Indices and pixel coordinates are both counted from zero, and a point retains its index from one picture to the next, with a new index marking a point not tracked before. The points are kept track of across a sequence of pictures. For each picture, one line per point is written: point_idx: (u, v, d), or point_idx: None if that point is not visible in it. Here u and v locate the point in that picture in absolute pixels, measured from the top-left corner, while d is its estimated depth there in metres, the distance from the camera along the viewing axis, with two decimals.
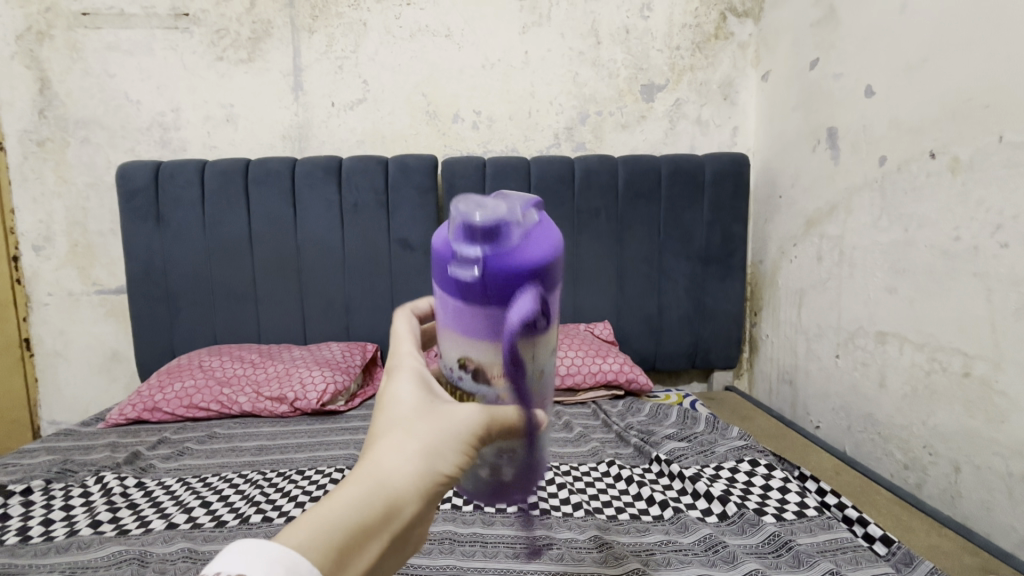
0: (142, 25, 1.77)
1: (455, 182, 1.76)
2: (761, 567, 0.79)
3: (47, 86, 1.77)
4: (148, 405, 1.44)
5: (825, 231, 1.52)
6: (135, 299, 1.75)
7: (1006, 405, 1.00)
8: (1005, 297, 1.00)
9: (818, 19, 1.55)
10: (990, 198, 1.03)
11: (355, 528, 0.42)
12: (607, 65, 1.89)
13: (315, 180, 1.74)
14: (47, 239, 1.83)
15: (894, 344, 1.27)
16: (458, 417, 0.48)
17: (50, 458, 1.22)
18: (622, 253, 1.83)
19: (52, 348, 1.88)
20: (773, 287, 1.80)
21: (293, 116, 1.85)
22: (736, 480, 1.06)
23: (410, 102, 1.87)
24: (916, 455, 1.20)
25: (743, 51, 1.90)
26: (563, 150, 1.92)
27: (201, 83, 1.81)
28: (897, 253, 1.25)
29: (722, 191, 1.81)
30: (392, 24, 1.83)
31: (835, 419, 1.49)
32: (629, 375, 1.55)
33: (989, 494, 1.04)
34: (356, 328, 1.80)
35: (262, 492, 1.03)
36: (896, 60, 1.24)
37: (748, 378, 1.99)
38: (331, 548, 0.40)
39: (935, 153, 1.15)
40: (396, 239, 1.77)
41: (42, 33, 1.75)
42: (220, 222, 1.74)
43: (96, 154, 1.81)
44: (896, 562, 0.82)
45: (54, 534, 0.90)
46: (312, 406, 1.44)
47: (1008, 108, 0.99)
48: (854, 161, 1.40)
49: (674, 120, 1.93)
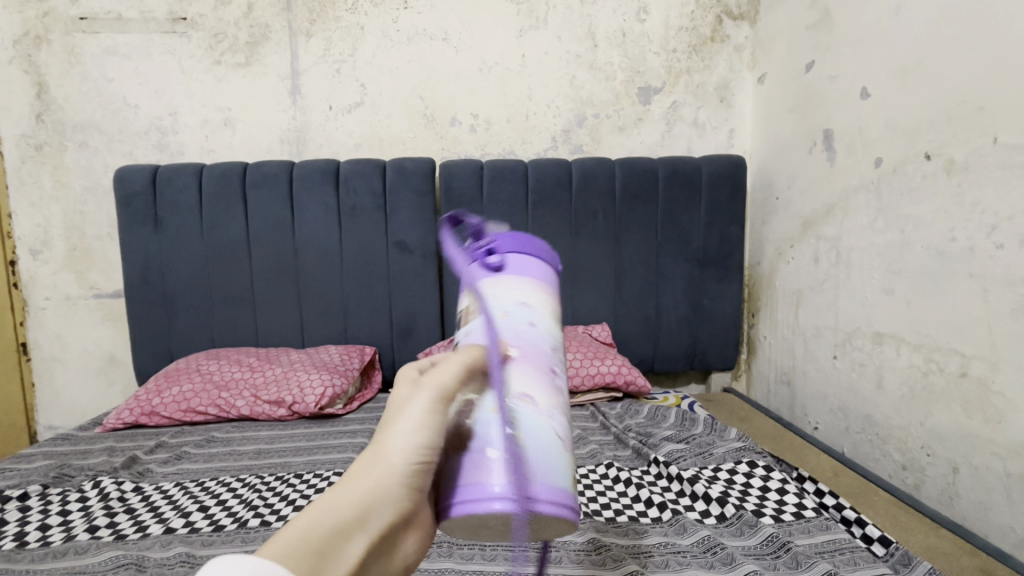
0: (140, 30, 1.78)
1: (453, 183, 1.77)
2: (759, 568, 0.79)
3: (44, 91, 1.77)
4: (146, 410, 1.44)
5: (821, 233, 1.53)
6: (133, 303, 1.75)
7: (1003, 405, 1.00)
8: (1000, 298, 1.00)
9: (813, 22, 1.55)
10: (985, 199, 1.03)
11: (331, 529, 0.37)
12: (604, 68, 1.89)
13: (313, 183, 1.74)
14: (45, 244, 1.82)
15: (892, 345, 1.27)
16: (414, 402, 0.45)
17: (46, 462, 1.22)
18: (620, 254, 1.83)
19: (50, 353, 1.87)
20: (770, 289, 1.80)
21: (290, 120, 1.85)
22: (734, 482, 1.06)
23: (407, 106, 1.87)
24: (914, 456, 1.21)
25: (739, 54, 1.91)
26: (560, 152, 1.93)
27: (198, 87, 1.82)
28: (894, 254, 1.25)
29: (719, 193, 1.82)
30: (389, 27, 1.84)
31: (833, 420, 1.49)
32: (627, 377, 1.55)
33: (987, 494, 1.04)
34: (354, 331, 1.80)
35: (260, 495, 1.02)
36: (892, 61, 1.25)
37: (746, 380, 1.99)
38: (307, 554, 0.35)
39: (930, 155, 1.16)
40: (394, 241, 1.77)
41: (39, 38, 1.75)
42: (218, 225, 1.74)
43: (93, 158, 1.81)
44: (895, 563, 0.82)
45: (51, 539, 0.90)
46: (310, 409, 1.44)
47: (1001, 110, 1.00)
48: (850, 163, 1.40)
49: (671, 122, 1.93)
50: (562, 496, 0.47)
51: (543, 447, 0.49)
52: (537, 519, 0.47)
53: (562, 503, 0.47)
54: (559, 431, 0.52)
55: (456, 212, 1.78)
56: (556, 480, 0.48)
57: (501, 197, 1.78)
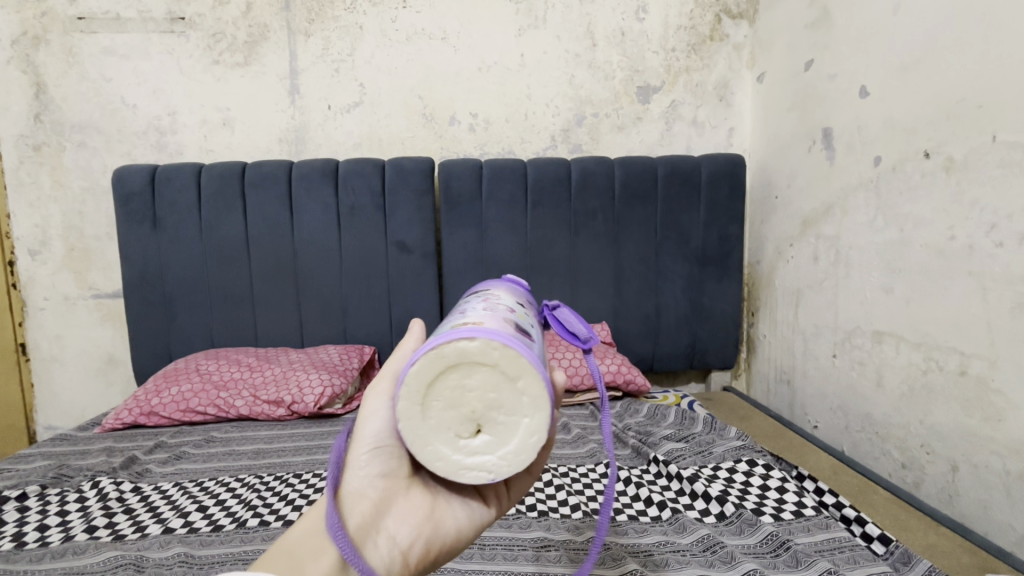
0: (138, 29, 1.77)
1: (452, 183, 1.76)
2: (759, 567, 0.79)
3: (43, 91, 1.77)
4: (145, 410, 1.43)
5: (821, 232, 1.53)
6: (132, 303, 1.74)
7: (1003, 404, 1.00)
8: (1000, 296, 1.00)
9: (812, 21, 1.55)
10: (985, 198, 1.03)
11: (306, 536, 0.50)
12: (603, 67, 1.89)
13: (312, 183, 1.74)
14: (43, 244, 1.82)
15: (891, 344, 1.27)
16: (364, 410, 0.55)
17: (45, 463, 1.22)
18: (620, 253, 1.83)
19: (48, 353, 1.87)
20: (770, 288, 1.80)
21: (289, 120, 1.85)
22: (734, 481, 1.06)
23: (406, 105, 1.87)
24: (914, 454, 1.21)
25: (738, 53, 1.91)
26: (559, 152, 1.93)
27: (197, 87, 1.81)
28: (893, 252, 1.25)
29: (718, 192, 1.82)
30: (388, 27, 1.83)
31: (832, 419, 1.49)
32: (627, 376, 1.55)
33: (987, 493, 1.04)
34: (353, 331, 1.80)
35: (259, 495, 1.02)
36: (891, 59, 1.25)
37: (746, 379, 1.99)
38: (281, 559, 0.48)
39: (929, 153, 1.16)
40: (393, 241, 1.77)
41: (37, 38, 1.75)
42: (217, 225, 1.73)
43: (92, 158, 1.81)
44: (895, 561, 0.82)
45: (49, 540, 0.89)
46: (309, 409, 1.44)
47: (1000, 108, 1.00)
48: (849, 161, 1.40)
49: (670, 121, 1.93)
50: (437, 336, 0.48)
51: (436, 329, 0.52)
52: (438, 382, 0.46)
53: (453, 331, 0.47)
54: (453, 319, 0.54)
55: (455, 211, 1.78)
56: (444, 330, 0.49)
57: (500, 196, 1.78)
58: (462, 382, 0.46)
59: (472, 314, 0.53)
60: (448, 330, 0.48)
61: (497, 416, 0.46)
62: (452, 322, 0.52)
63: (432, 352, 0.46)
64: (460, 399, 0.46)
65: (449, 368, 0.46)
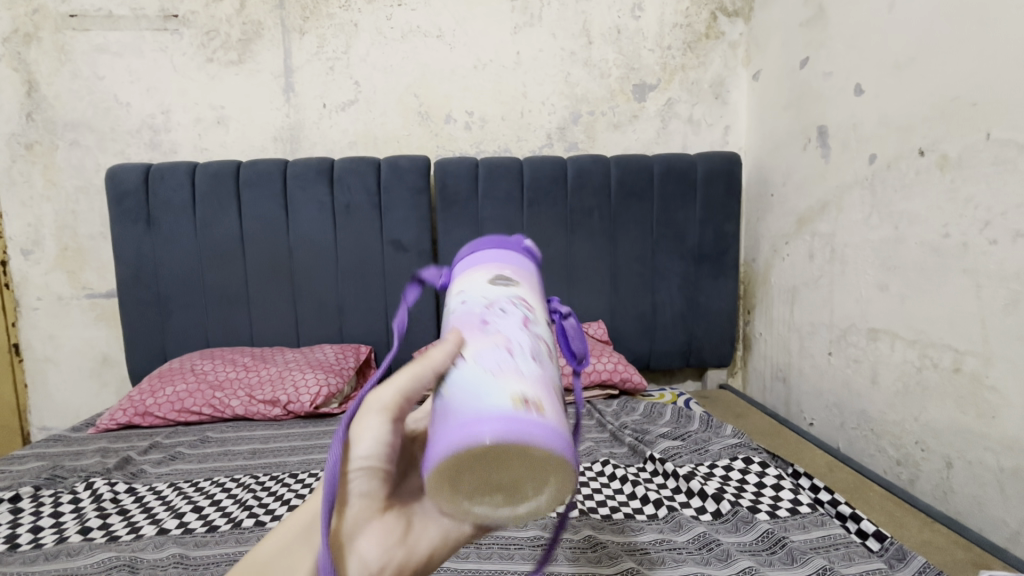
0: (131, 27, 1.76)
1: (448, 181, 1.76)
2: (755, 564, 0.79)
3: (35, 89, 1.75)
4: (139, 410, 1.43)
5: (816, 229, 1.53)
6: (126, 303, 1.73)
7: (997, 400, 1.01)
8: (994, 293, 1.01)
9: (807, 19, 1.55)
10: (979, 195, 1.04)
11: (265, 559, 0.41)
12: (599, 65, 1.89)
13: (307, 182, 1.73)
14: (36, 243, 1.81)
15: (886, 341, 1.27)
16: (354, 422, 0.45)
17: (39, 463, 1.21)
18: (616, 251, 1.83)
19: (42, 353, 1.86)
20: (766, 285, 1.81)
21: (284, 118, 1.84)
22: (730, 479, 1.06)
23: (402, 103, 1.86)
24: (908, 451, 1.21)
25: (733, 51, 1.91)
26: (555, 150, 1.92)
27: (191, 85, 1.80)
28: (888, 250, 1.26)
29: (714, 190, 1.82)
30: (383, 24, 1.83)
31: (828, 416, 1.50)
32: (623, 374, 1.55)
33: (980, 489, 1.04)
34: (349, 330, 1.79)
35: (255, 496, 1.02)
36: (885, 57, 1.25)
37: (742, 376, 1.99)
38: None
39: (923, 151, 1.16)
40: (389, 240, 1.77)
41: (28, 35, 1.73)
42: (212, 224, 1.73)
43: (85, 157, 1.80)
44: (890, 557, 0.83)
45: (43, 541, 0.89)
46: (305, 408, 1.43)
47: (994, 107, 1.00)
48: (845, 159, 1.40)
49: (666, 119, 1.93)
50: (495, 416, 0.41)
51: (484, 381, 0.44)
52: (474, 465, 0.41)
53: (507, 417, 0.40)
54: (500, 362, 0.46)
55: (451, 210, 1.78)
56: (497, 400, 0.42)
57: (496, 194, 1.77)
58: (495, 475, 0.41)
59: (525, 371, 0.46)
60: (502, 410, 0.41)
61: (520, 492, 0.43)
62: (501, 369, 0.46)
63: (482, 443, 0.39)
64: (486, 489, 0.42)
65: (493, 461, 0.41)
